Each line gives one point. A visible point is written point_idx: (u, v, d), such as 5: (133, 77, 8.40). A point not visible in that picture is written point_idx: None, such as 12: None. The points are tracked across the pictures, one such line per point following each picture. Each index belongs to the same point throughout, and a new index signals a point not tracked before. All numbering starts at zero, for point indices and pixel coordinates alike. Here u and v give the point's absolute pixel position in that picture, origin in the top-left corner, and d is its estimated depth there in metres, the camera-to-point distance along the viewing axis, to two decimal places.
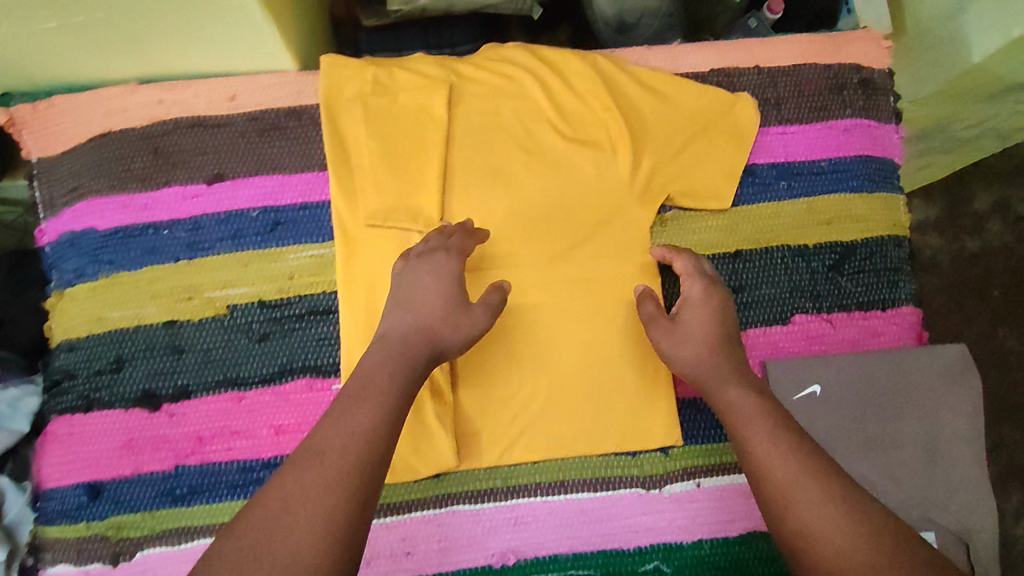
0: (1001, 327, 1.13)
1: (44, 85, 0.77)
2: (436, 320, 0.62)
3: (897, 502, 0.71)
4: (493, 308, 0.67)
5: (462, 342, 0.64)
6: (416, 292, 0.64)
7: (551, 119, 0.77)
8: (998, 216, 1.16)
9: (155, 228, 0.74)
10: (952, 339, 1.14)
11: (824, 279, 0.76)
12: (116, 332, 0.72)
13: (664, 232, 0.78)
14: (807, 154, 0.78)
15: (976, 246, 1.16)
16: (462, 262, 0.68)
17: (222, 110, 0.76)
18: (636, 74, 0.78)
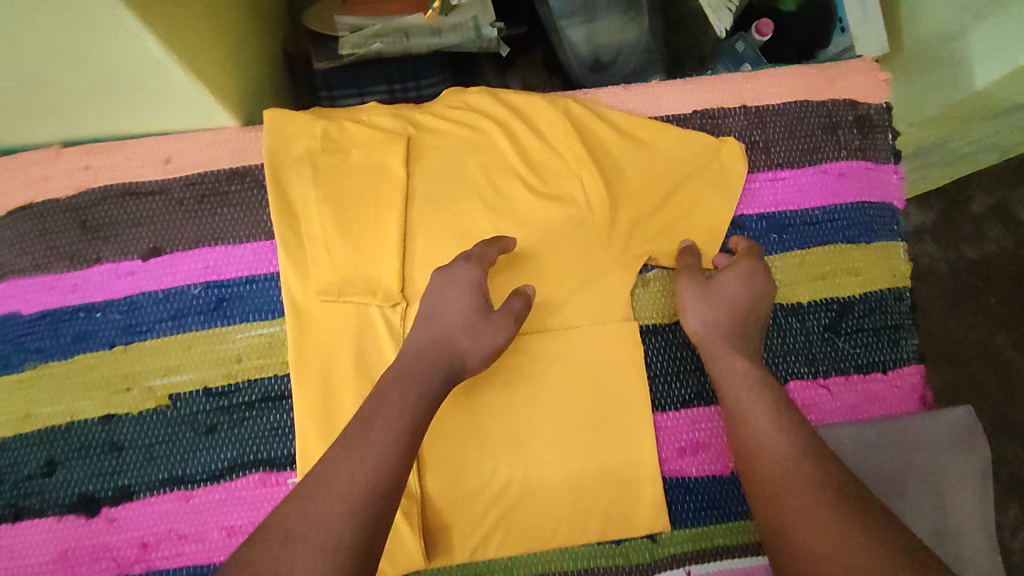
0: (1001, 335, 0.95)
1: None
2: (406, 406, 0.55)
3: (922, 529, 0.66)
4: (518, 313, 0.64)
5: (485, 354, 0.62)
6: (436, 304, 0.62)
7: (520, 173, 0.70)
8: (1001, 218, 0.98)
9: (86, 311, 0.67)
10: (950, 357, 0.96)
11: (820, 341, 0.70)
12: (48, 431, 0.66)
13: (645, 295, 0.71)
14: (800, 202, 0.71)
15: (974, 255, 0.98)
16: (484, 268, 0.65)
17: (156, 176, 0.69)
18: (613, 120, 0.71)
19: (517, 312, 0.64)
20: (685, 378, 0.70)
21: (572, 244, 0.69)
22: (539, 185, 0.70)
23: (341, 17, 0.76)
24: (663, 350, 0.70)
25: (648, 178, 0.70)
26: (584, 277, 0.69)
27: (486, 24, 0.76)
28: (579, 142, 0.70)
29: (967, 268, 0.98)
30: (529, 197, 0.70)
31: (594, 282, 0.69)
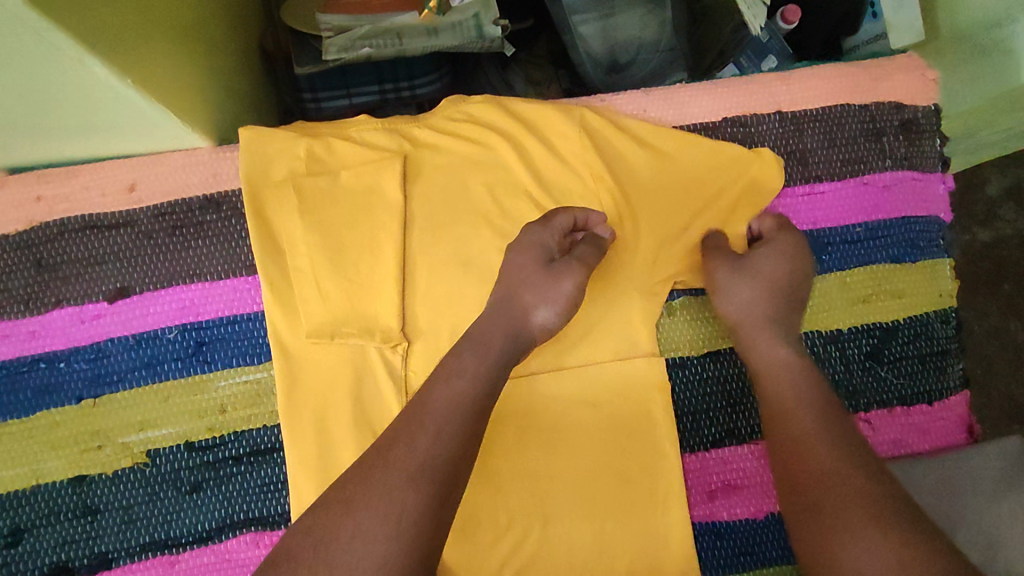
0: (1014, 322, 0.86)
1: None
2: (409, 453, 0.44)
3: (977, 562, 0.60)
4: (585, 262, 0.57)
5: (553, 310, 0.55)
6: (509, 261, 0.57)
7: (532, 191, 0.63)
8: (1016, 197, 0.87)
9: (47, 361, 0.59)
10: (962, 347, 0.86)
11: (862, 370, 0.64)
12: (12, 496, 0.59)
13: (670, 328, 0.64)
14: (839, 219, 0.66)
15: (989, 238, 0.87)
16: (558, 221, 0.58)
17: (120, 205, 0.61)
18: (631, 130, 0.64)
19: (586, 261, 0.57)
20: (716, 415, 0.64)
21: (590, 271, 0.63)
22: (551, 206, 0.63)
23: (325, 17, 0.68)
24: (691, 386, 0.64)
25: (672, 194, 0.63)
26: (603, 307, 0.62)
27: (489, 22, 0.68)
28: (598, 155, 0.63)
29: (979, 253, 0.87)
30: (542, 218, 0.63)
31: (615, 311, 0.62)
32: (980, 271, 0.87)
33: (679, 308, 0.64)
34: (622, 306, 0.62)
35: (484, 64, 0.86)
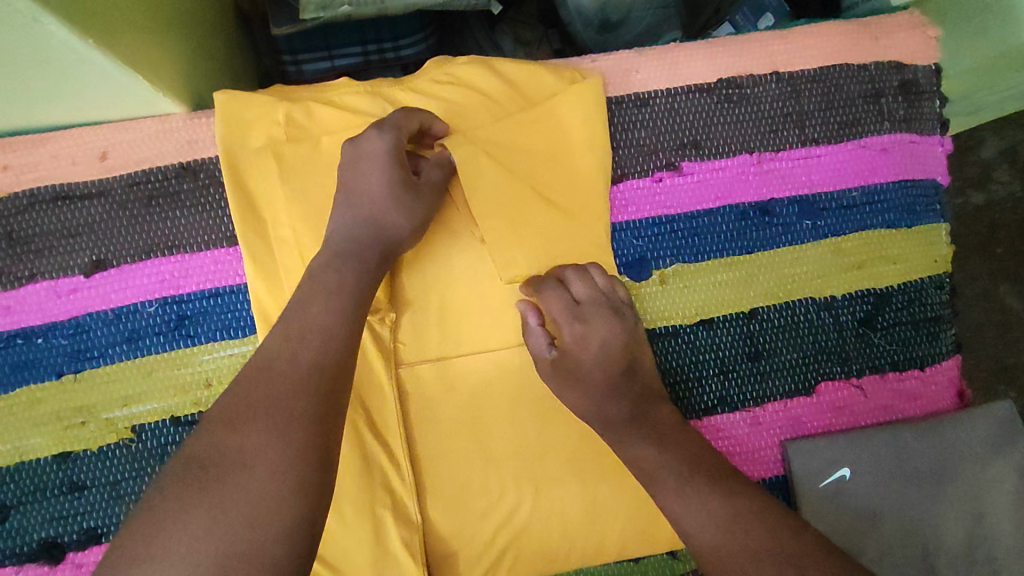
0: (1005, 286, 0.85)
1: None
2: None
3: (963, 522, 0.61)
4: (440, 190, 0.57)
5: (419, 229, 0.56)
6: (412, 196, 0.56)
7: (521, 154, 0.60)
8: (1012, 160, 0.86)
9: (24, 336, 0.58)
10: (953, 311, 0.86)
11: (855, 336, 0.64)
12: None
13: (661, 297, 0.63)
14: (836, 183, 0.64)
15: (983, 201, 0.86)
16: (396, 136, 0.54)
17: (93, 175, 0.59)
18: (595, 96, 0.61)
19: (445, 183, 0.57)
20: (709, 382, 0.63)
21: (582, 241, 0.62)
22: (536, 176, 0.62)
23: None
24: (685, 356, 0.63)
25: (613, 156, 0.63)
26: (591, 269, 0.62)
27: None
28: (583, 120, 0.61)
29: (973, 217, 0.86)
30: (533, 182, 0.61)
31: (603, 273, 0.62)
32: (973, 234, 0.86)
33: (670, 276, 0.63)
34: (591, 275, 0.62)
35: (471, 22, 0.83)
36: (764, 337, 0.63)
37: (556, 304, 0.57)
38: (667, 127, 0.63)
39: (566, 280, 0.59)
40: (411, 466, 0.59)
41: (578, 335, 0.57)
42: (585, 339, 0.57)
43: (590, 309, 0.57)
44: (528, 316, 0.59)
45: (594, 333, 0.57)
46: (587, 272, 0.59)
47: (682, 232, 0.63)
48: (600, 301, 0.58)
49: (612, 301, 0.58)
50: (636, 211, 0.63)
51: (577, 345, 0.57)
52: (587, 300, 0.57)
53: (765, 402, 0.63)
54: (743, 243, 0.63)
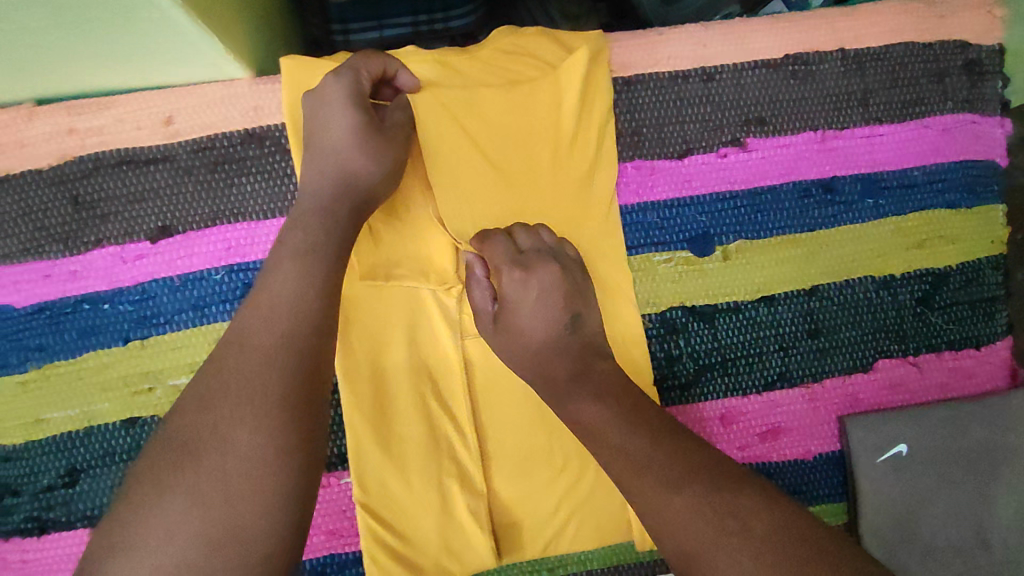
0: None
1: None
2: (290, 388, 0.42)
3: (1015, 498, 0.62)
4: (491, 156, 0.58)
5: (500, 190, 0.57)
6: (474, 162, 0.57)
7: (554, 132, 0.59)
8: None
9: (91, 302, 0.58)
10: None
11: (912, 315, 0.64)
12: (64, 438, 0.58)
13: (723, 273, 0.63)
14: (898, 162, 0.64)
15: None
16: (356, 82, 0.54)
17: (157, 140, 0.58)
18: (579, 78, 0.60)
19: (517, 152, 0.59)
20: (768, 358, 0.63)
21: (596, 222, 0.61)
22: None
23: None
24: (745, 331, 0.63)
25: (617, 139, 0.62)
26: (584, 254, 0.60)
27: None
28: (578, 100, 0.60)
29: None
30: (521, 163, 0.59)
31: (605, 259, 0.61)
32: None
33: (733, 252, 0.63)
34: (654, 250, 0.62)
35: None
36: (824, 314, 0.64)
37: (498, 252, 0.56)
38: (733, 102, 0.63)
39: (512, 232, 0.57)
40: (475, 437, 0.60)
41: (519, 285, 0.55)
42: (518, 289, 0.54)
43: (530, 259, 0.55)
44: (475, 269, 0.56)
45: (536, 285, 0.55)
46: (529, 230, 0.57)
47: (746, 208, 0.63)
48: (545, 253, 0.56)
49: (559, 254, 0.57)
50: (701, 186, 0.63)
51: (518, 295, 0.55)
52: (528, 251, 0.56)
53: (822, 379, 0.64)
54: (806, 220, 0.64)
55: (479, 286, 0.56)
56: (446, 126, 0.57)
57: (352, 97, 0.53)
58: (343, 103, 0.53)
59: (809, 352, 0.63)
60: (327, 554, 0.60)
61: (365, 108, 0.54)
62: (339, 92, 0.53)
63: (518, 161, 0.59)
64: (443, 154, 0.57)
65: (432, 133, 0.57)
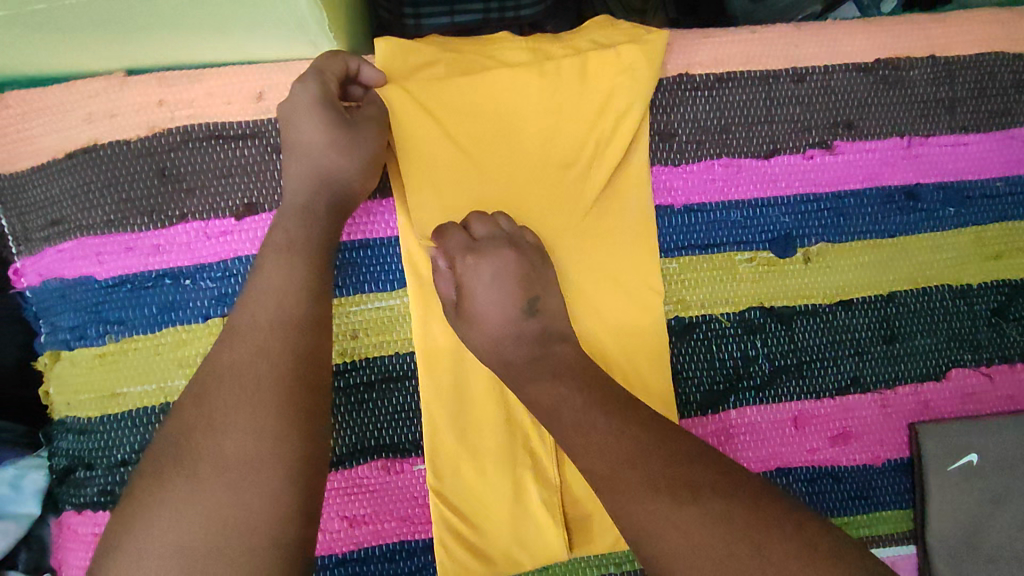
0: None
1: (12, 75, 0.58)
2: None
3: None
4: (565, 145, 0.60)
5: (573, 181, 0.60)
6: (500, 150, 0.59)
7: (620, 126, 0.60)
8: None
9: (172, 278, 0.57)
10: None
11: (987, 326, 0.64)
12: (138, 411, 0.57)
13: (804, 275, 0.63)
14: (981, 171, 0.64)
15: None
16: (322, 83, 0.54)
17: (247, 116, 0.58)
18: (636, 72, 0.59)
19: (594, 140, 0.60)
20: (843, 363, 0.63)
21: (646, 221, 0.61)
22: (687, 147, 0.61)
23: None
24: (821, 334, 0.63)
25: (695, 136, 0.62)
26: (602, 278, 0.60)
27: None
28: (612, 112, 0.60)
29: None
30: (530, 173, 0.59)
31: (634, 275, 0.61)
32: None
33: (814, 255, 0.63)
34: (736, 248, 0.62)
35: None
36: (900, 320, 0.64)
37: (454, 239, 0.56)
38: (821, 104, 0.62)
39: (468, 224, 0.57)
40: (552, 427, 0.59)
41: (475, 269, 0.55)
42: (476, 276, 0.55)
43: (487, 246, 0.56)
44: (437, 264, 0.57)
45: (491, 268, 0.55)
46: (489, 218, 0.58)
47: (828, 211, 0.63)
48: (501, 239, 0.56)
49: (517, 240, 0.57)
50: (785, 186, 0.62)
51: (477, 283, 0.56)
52: (485, 238, 0.56)
53: (895, 384, 0.64)
54: (888, 226, 0.63)
55: (443, 284, 0.57)
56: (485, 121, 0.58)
57: (320, 101, 0.54)
58: (309, 107, 0.54)
59: (885, 357, 0.63)
60: (398, 540, 0.59)
61: (334, 112, 0.54)
62: (307, 96, 0.54)
63: (526, 175, 0.59)
64: (434, 163, 0.58)
65: (431, 138, 0.58)
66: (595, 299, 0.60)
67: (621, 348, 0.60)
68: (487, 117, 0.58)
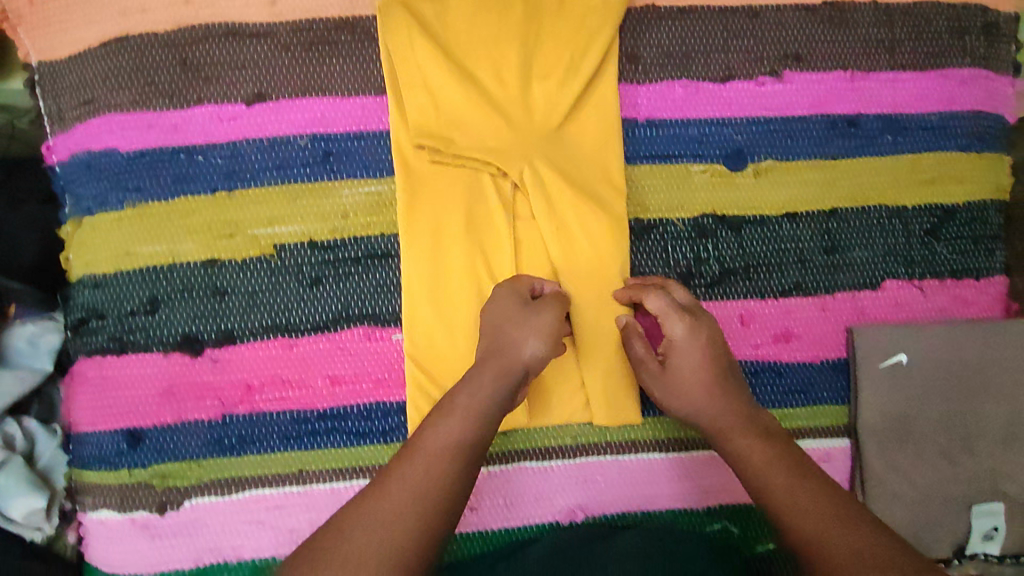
0: None
1: None
2: None
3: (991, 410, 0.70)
4: (542, 56, 0.66)
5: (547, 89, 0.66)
6: (481, 57, 0.65)
7: (590, 42, 0.66)
8: None
9: (187, 153, 0.64)
10: None
11: (919, 244, 0.71)
12: (148, 269, 0.64)
13: (754, 188, 0.70)
14: (917, 106, 0.71)
15: None
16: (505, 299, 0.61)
17: (261, 18, 0.65)
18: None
19: (568, 54, 0.66)
20: (787, 269, 0.70)
21: (609, 128, 0.67)
22: (652, 68, 0.69)
23: None
24: (767, 242, 0.70)
25: (659, 59, 0.69)
26: (569, 179, 0.65)
27: None
28: (584, 30, 0.66)
29: None
30: (508, 79, 0.65)
31: (597, 176, 0.67)
32: None
33: (764, 170, 0.69)
34: (692, 160, 0.69)
35: None
36: (840, 235, 0.70)
37: (660, 303, 0.63)
38: (773, 38, 0.70)
39: (667, 288, 0.65)
40: None
41: (683, 333, 0.63)
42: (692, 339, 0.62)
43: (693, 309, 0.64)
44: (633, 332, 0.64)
45: (703, 334, 0.63)
46: (662, 283, 0.66)
47: (778, 133, 0.70)
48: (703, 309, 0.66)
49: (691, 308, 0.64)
50: (739, 109, 0.69)
51: (683, 347, 0.63)
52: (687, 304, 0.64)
53: (834, 292, 0.71)
54: (831, 149, 0.70)
55: (639, 340, 0.64)
56: (470, 32, 0.65)
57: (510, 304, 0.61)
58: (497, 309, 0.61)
59: (825, 265, 0.70)
60: (373, 400, 0.66)
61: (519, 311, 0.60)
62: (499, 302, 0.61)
63: (505, 81, 0.65)
64: (418, 67, 0.64)
65: (417, 43, 0.64)
66: (561, 197, 0.65)
67: (586, 248, 0.66)
68: (471, 29, 0.65)
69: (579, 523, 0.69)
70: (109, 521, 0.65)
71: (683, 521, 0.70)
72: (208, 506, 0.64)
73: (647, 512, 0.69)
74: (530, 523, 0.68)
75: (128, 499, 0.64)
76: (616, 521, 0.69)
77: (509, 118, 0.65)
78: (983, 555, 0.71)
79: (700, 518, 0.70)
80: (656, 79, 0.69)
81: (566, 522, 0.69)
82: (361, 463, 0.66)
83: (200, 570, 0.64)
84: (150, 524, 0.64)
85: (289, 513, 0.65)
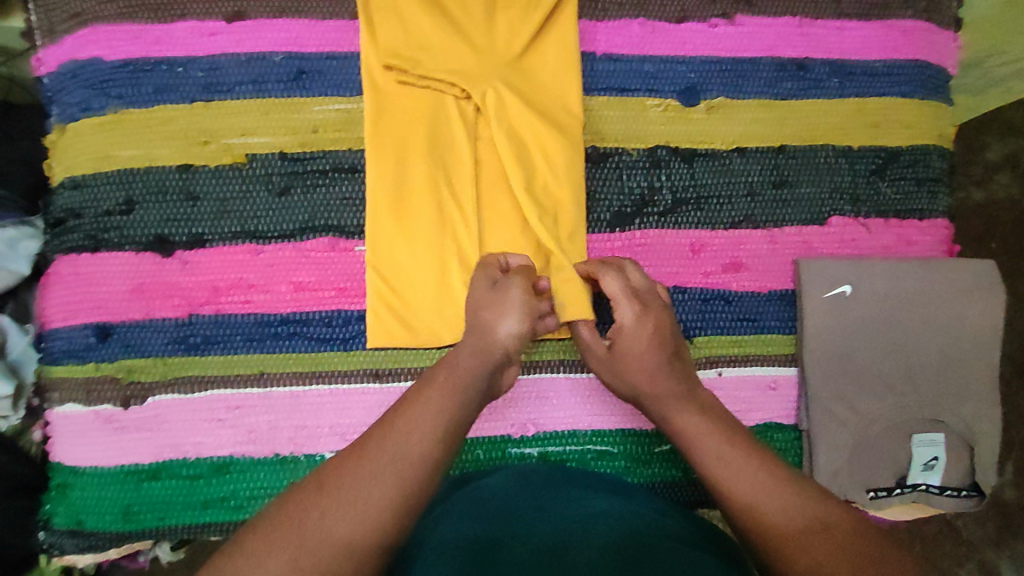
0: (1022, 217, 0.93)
1: None
2: None
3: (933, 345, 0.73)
4: None
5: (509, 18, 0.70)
6: None
7: None
8: None
9: (168, 65, 0.68)
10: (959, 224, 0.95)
11: (864, 183, 0.75)
12: (125, 172, 0.67)
13: (706, 123, 0.73)
14: (862, 52, 0.75)
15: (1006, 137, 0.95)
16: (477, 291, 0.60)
17: None
18: None
19: None
20: (737, 202, 0.73)
21: (567, 58, 0.71)
22: (611, 6, 0.73)
23: None
24: (718, 175, 0.73)
25: None
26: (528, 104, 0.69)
27: None
28: None
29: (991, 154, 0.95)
30: (474, 7, 0.69)
31: (555, 103, 0.70)
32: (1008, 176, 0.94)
33: (715, 106, 0.73)
34: (647, 94, 0.73)
35: None
36: (789, 170, 0.74)
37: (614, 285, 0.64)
38: None
39: (623, 269, 0.66)
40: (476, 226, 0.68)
41: (632, 321, 0.62)
42: (639, 324, 0.62)
43: (646, 296, 0.64)
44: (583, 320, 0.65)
45: (650, 321, 0.62)
46: (619, 263, 0.66)
47: (730, 72, 0.74)
48: (659, 299, 0.65)
49: (642, 293, 0.64)
50: (693, 49, 0.74)
51: (632, 334, 0.62)
52: (641, 288, 0.64)
53: (782, 226, 0.74)
54: (781, 89, 0.74)
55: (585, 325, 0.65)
56: None
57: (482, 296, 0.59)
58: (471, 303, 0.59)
59: (773, 198, 0.73)
60: (334, 308, 0.68)
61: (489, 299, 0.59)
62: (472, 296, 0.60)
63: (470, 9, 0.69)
64: None
65: None
66: (520, 119, 0.68)
67: (543, 170, 0.69)
68: None
69: (531, 438, 0.71)
70: (74, 414, 0.67)
71: (633, 441, 0.72)
72: (170, 403, 0.67)
73: (597, 430, 0.71)
74: (482, 436, 0.70)
75: (94, 392, 0.67)
76: (567, 437, 0.71)
77: (473, 44, 0.69)
78: (924, 486, 0.73)
79: (649, 439, 0.72)
80: (615, 17, 0.73)
81: (518, 436, 0.71)
82: (320, 368, 0.68)
83: (158, 465, 0.67)
84: (114, 418, 0.67)
85: (249, 414, 0.67)
